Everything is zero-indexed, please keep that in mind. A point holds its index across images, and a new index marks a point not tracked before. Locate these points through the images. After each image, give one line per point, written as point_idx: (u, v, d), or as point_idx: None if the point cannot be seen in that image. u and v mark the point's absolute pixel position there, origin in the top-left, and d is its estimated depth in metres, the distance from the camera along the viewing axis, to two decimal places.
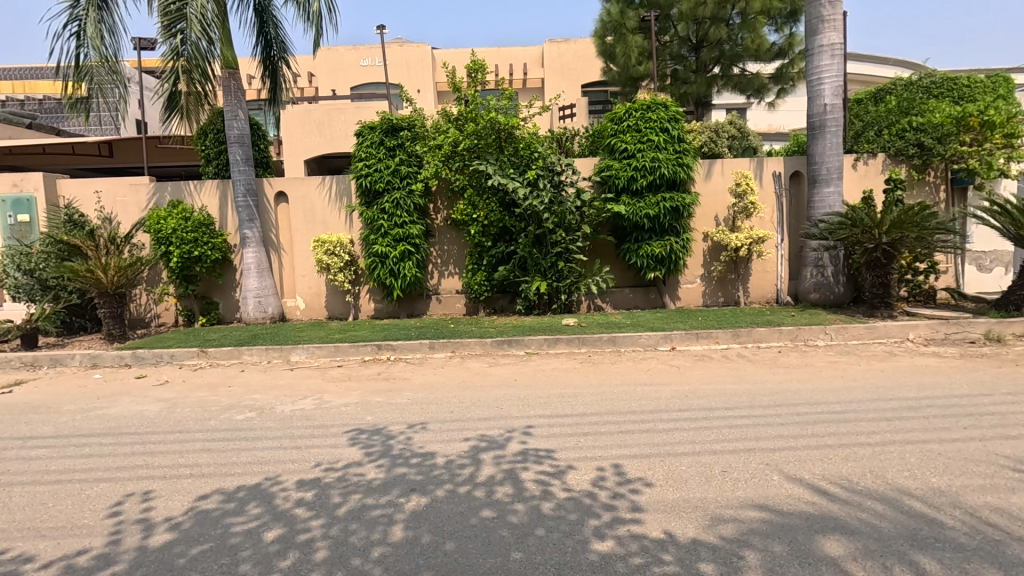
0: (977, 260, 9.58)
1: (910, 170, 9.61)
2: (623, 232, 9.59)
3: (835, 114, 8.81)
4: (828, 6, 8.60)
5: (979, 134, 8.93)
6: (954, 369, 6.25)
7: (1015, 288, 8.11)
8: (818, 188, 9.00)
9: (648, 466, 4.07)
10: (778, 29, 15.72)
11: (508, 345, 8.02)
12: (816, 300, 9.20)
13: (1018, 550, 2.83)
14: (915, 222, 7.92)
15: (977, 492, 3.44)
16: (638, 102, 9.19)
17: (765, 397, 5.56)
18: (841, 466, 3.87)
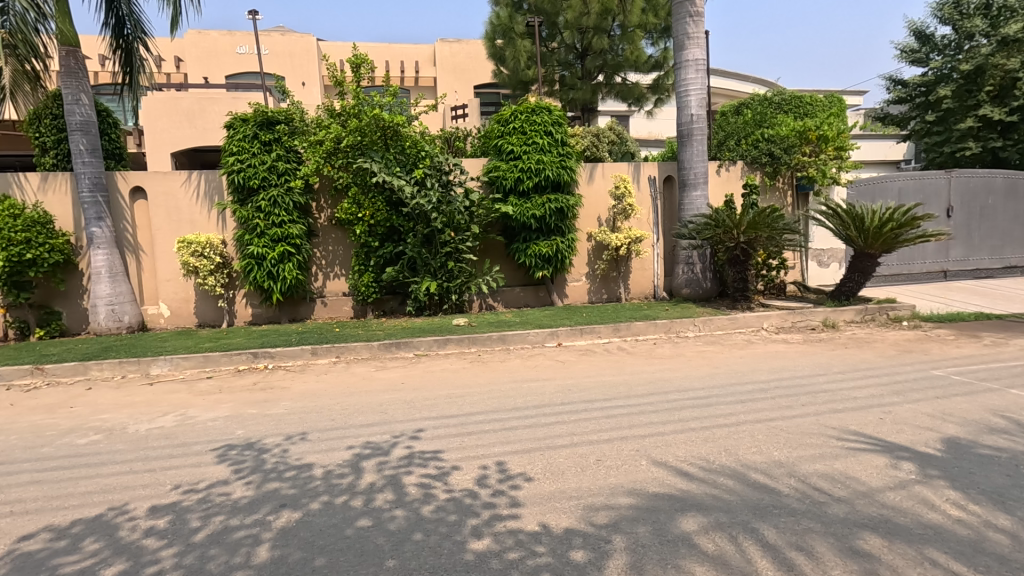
0: (818, 256, 10.84)
1: (763, 176, 10.70)
2: (511, 232, 9.78)
3: (701, 124, 9.63)
4: (692, 24, 9.37)
5: (817, 147, 10.20)
6: (798, 354, 7.07)
7: (845, 281, 9.36)
8: (687, 192, 9.75)
9: (529, 460, 4.17)
10: (654, 42, 16.84)
11: (397, 347, 7.84)
12: (687, 294, 10.01)
13: (838, 509, 3.24)
14: (767, 223, 8.80)
15: (809, 461, 3.91)
16: (523, 105, 9.43)
17: (640, 387, 5.93)
18: (700, 447, 4.22)
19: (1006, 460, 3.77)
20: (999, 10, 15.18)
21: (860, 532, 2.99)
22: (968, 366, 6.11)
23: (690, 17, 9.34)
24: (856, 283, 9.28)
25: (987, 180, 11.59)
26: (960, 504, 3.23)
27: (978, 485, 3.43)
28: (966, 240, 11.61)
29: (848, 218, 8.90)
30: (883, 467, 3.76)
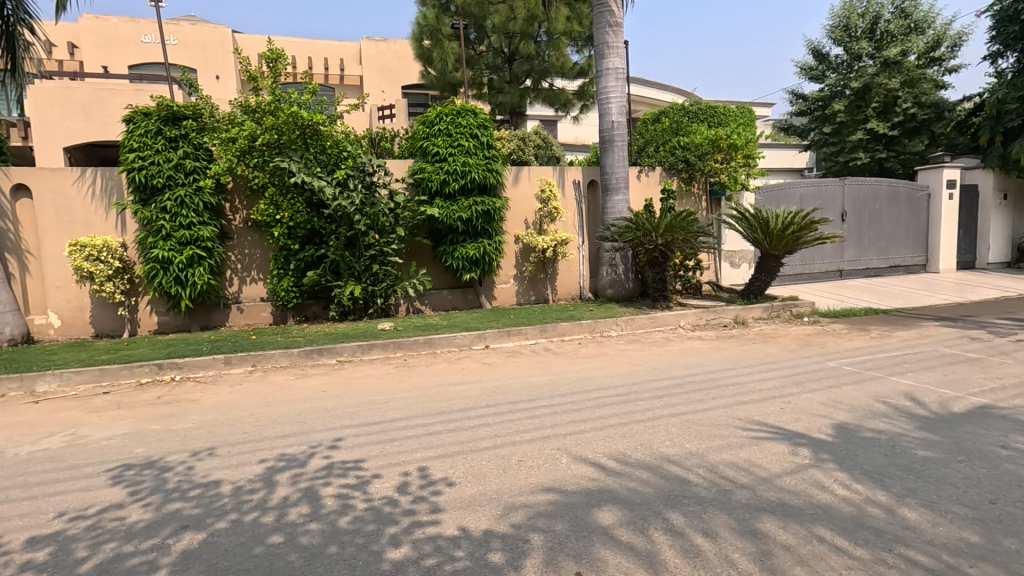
0: (730, 257, 11.51)
1: (680, 182, 11.24)
2: (438, 234, 9.70)
3: (621, 130, 9.98)
4: (612, 34, 9.70)
5: (728, 155, 10.85)
6: (711, 350, 7.48)
7: (754, 280, 10.00)
8: (610, 196, 10.07)
9: (452, 464, 4.14)
10: (579, 50, 17.29)
11: (319, 354, 7.55)
12: (611, 295, 10.34)
13: (741, 495, 3.44)
14: (682, 227, 9.24)
15: (717, 451, 4.13)
16: (448, 107, 9.39)
17: (563, 386, 6.05)
18: (618, 443, 4.35)
19: (886, 442, 4.15)
20: (881, 34, 16.80)
21: (759, 515, 3.19)
22: (857, 357, 6.70)
23: (610, 27, 9.67)
24: (763, 283, 9.94)
25: (874, 187, 12.76)
26: (846, 484, 3.52)
27: (861, 466, 3.76)
28: (857, 242, 12.74)
29: (755, 221, 9.52)
30: (782, 454, 4.03)
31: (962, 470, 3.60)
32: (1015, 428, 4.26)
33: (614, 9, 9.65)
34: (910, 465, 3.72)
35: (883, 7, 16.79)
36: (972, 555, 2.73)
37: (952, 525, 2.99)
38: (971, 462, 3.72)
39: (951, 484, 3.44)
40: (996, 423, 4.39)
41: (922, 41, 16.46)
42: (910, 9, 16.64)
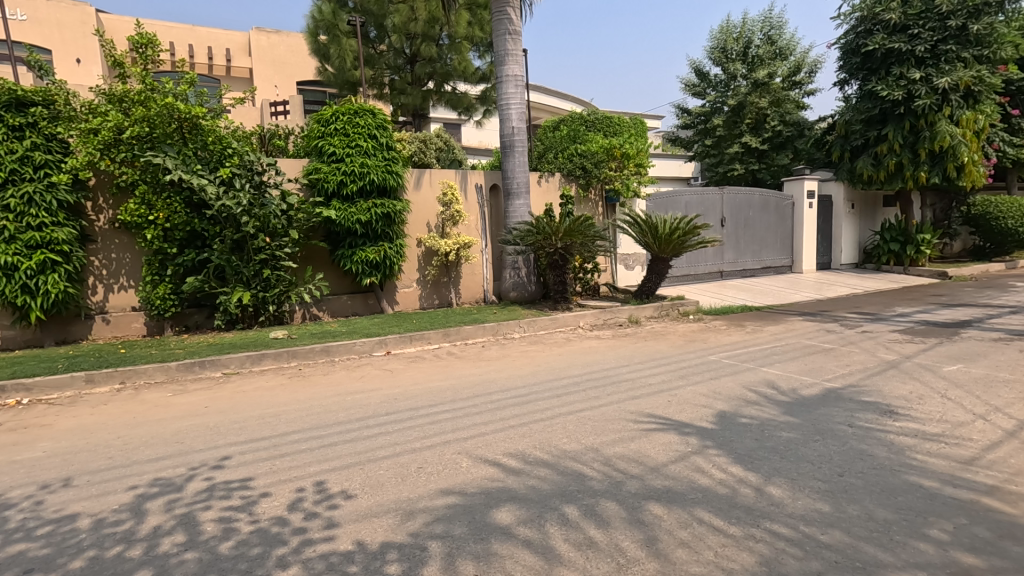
0: (625, 260, 12.15)
1: (578, 188, 11.70)
2: (336, 237, 9.32)
3: (521, 136, 10.17)
4: (511, 42, 9.92)
5: (621, 163, 11.47)
6: (607, 348, 7.84)
7: (646, 281, 10.62)
8: (511, 200, 10.23)
9: (348, 476, 3.98)
10: (481, 55, 17.38)
11: (200, 367, 6.93)
12: (514, 297, 10.51)
13: (631, 485, 3.63)
14: (580, 231, 9.58)
15: (611, 444, 4.33)
16: (345, 106, 9.06)
17: (466, 390, 6.04)
18: (518, 443, 4.41)
19: (757, 427, 4.57)
20: (752, 58, 18.54)
21: (646, 503, 3.38)
22: (734, 351, 7.33)
23: (509, 35, 9.88)
24: (654, 284, 10.59)
25: (748, 196, 14.05)
26: (723, 468, 3.82)
27: (736, 450, 4.11)
28: (735, 245, 13.97)
29: (646, 226, 10.12)
30: (669, 443, 4.30)
31: (817, 448, 4.05)
32: (859, 408, 4.87)
33: (512, 17, 9.87)
34: (776, 447, 4.12)
35: (753, 34, 18.65)
36: (824, 523, 3.07)
37: (809, 497, 3.35)
38: (824, 440, 4.20)
39: (808, 461, 3.85)
40: (845, 404, 5.00)
41: (785, 66, 18.31)
42: (775, 37, 18.50)
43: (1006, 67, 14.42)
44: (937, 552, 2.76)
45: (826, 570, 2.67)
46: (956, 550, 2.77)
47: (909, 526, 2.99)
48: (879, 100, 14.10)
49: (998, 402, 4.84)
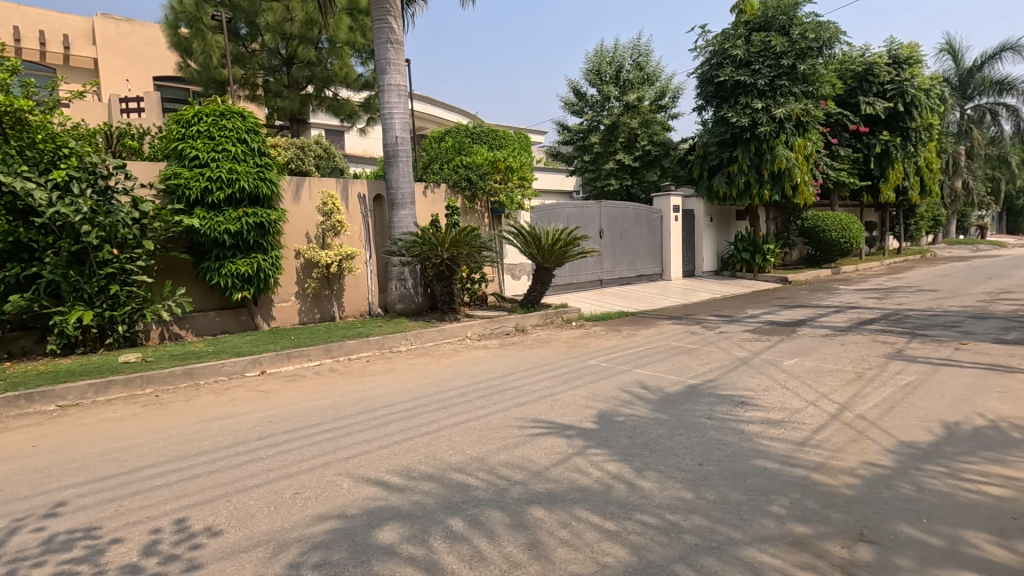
0: (511, 270, 12.45)
1: (464, 199, 11.81)
2: (200, 249, 8.52)
3: (405, 146, 10.05)
4: (392, 51, 9.82)
5: (505, 176, 11.78)
6: (494, 358, 7.95)
7: (532, 290, 10.96)
8: (396, 210, 10.05)
9: (213, 510, 3.64)
10: (363, 62, 16.96)
11: (29, 400, 5.96)
12: (401, 309, 10.30)
13: (514, 491, 3.70)
14: (466, 242, 9.63)
15: (496, 452, 4.38)
16: (209, 107, 8.37)
17: (348, 407, 5.79)
18: (403, 458, 4.32)
19: (630, 425, 4.89)
20: (624, 81, 19.98)
21: (529, 507, 3.46)
22: (611, 355, 7.79)
23: (390, 44, 9.77)
24: (539, 293, 10.96)
25: (623, 210, 15.07)
26: (601, 466, 4.03)
27: (612, 448, 4.35)
28: (612, 255, 14.89)
29: (530, 237, 10.46)
30: (551, 447, 4.45)
31: (682, 441, 4.42)
32: (717, 402, 5.40)
33: (394, 26, 9.77)
34: (646, 442, 4.44)
35: (624, 60, 20.16)
36: (686, 510, 3.36)
37: (674, 487, 3.65)
38: (687, 433, 4.60)
39: (673, 453, 4.20)
40: (705, 399, 5.52)
41: (652, 90, 19.90)
42: (643, 64, 20.09)
43: (826, 103, 16.91)
44: (777, 525, 3.13)
45: (687, 552, 2.92)
46: (791, 522, 3.16)
47: (755, 505, 3.36)
48: (730, 125, 15.87)
49: (824, 389, 5.61)
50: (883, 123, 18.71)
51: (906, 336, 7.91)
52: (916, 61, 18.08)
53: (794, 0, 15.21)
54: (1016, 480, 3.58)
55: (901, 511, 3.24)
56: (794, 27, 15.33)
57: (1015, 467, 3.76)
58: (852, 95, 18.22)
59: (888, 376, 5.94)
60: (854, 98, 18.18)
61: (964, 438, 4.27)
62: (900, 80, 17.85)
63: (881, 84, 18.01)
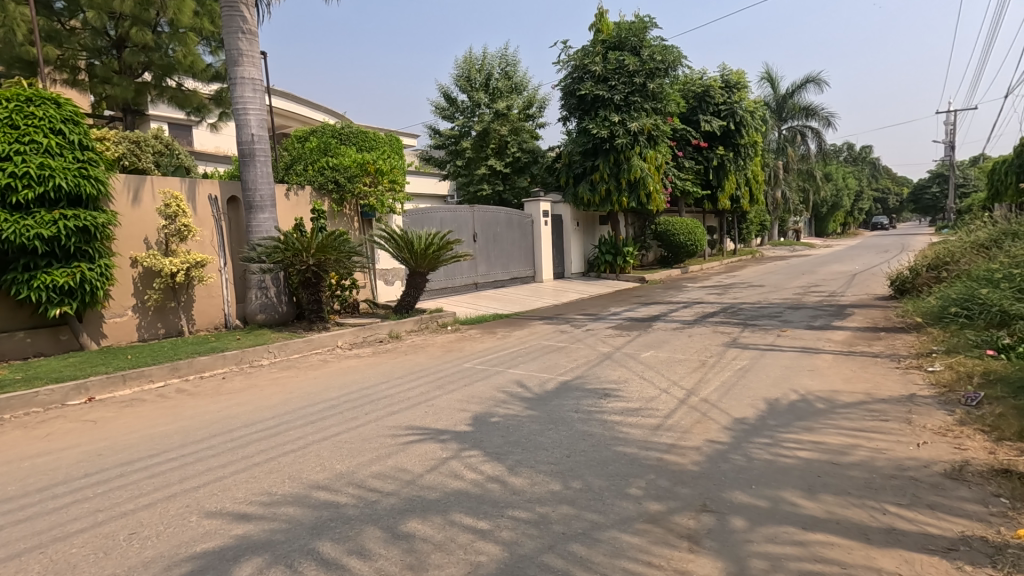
0: (384, 276, 12.16)
1: (331, 203, 11.30)
2: (2, 258, 7.17)
3: (262, 145, 9.35)
4: (245, 41, 9.10)
5: (376, 178, 11.44)
6: (367, 367, 7.67)
7: (405, 295, 10.78)
8: (253, 214, 9.30)
9: (22, 566, 3.07)
10: (213, 52, 15.53)
11: None
12: (262, 320, 9.54)
13: (387, 502, 3.60)
14: (334, 247, 9.17)
15: (367, 464, 4.23)
16: (10, 91, 7.10)
17: (200, 430, 5.23)
18: (262, 482, 4.00)
19: (504, 424, 5.01)
20: (493, 89, 20.46)
21: (403, 518, 3.39)
22: (486, 356, 7.91)
23: (242, 34, 9.04)
24: (413, 298, 10.81)
25: (495, 214, 15.40)
26: (474, 468, 4.07)
27: (486, 449, 4.41)
28: (486, 259, 15.16)
29: (402, 242, 10.27)
30: (426, 453, 4.40)
31: (552, 436, 4.61)
32: (584, 396, 5.73)
33: (246, 16, 9.08)
34: (518, 440, 4.57)
35: (492, 69, 20.65)
36: (556, 501, 3.51)
37: (544, 480, 3.80)
38: (557, 427, 4.82)
39: (544, 448, 4.37)
40: (573, 393, 5.82)
41: (520, 99, 20.54)
42: (511, 73, 20.69)
43: (672, 119, 18.70)
44: (634, 506, 3.40)
45: (555, 542, 3.05)
46: (647, 501, 3.44)
47: (616, 490, 3.61)
48: (591, 136, 16.95)
49: (675, 377, 6.21)
50: (719, 139, 21.17)
51: (740, 326, 9.03)
52: (743, 87, 20.75)
53: (643, 24, 16.63)
54: (820, 444, 4.24)
55: (735, 480, 3.68)
56: (644, 48, 16.77)
57: (820, 432, 4.46)
58: (693, 113, 20.38)
59: (726, 362, 6.73)
60: (695, 116, 20.36)
61: (783, 411, 4.99)
62: (730, 101, 20.33)
63: (716, 105, 20.38)
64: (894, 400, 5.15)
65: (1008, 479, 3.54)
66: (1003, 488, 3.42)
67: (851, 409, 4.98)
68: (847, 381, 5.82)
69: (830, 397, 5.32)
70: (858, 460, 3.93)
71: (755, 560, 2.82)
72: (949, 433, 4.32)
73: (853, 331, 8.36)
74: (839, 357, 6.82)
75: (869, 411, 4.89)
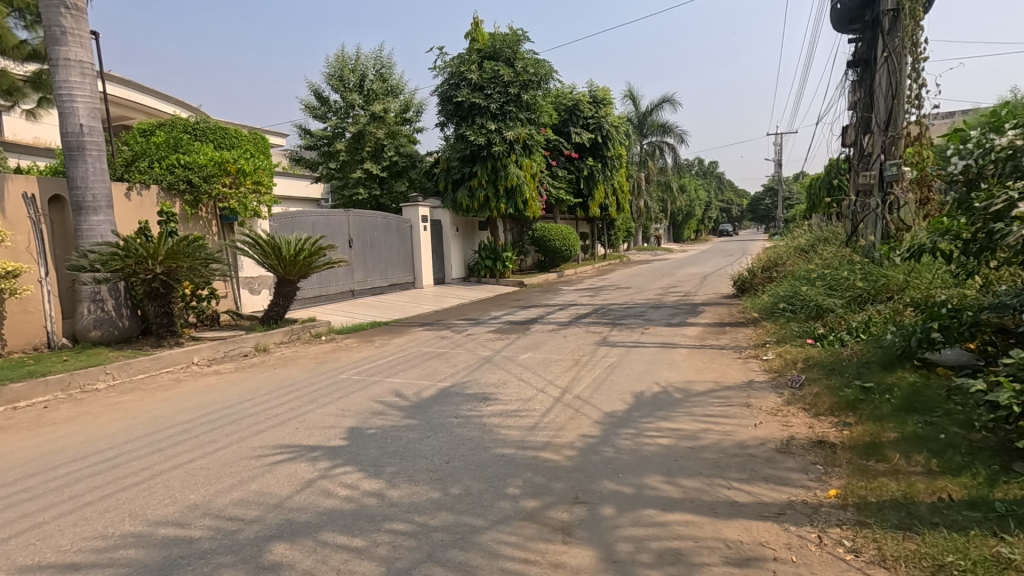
0: (249, 284, 11.25)
1: (184, 205, 10.15)
2: None
3: (94, 137, 8.19)
4: (69, 17, 7.93)
5: (237, 179, 10.47)
6: (229, 384, 7.02)
7: (273, 305, 10.05)
8: (84, 216, 8.11)
9: None
10: (28, 27, 13.11)
11: None
12: (98, 337, 8.31)
13: (249, 531, 3.31)
14: (187, 253, 8.25)
15: (226, 491, 3.87)
16: None
17: (11, 470, 4.42)
18: (96, 523, 3.48)
19: (381, 435, 4.86)
20: (367, 91, 19.85)
21: (268, 545, 3.14)
22: (363, 366, 7.63)
23: (64, 9, 7.86)
24: (282, 307, 10.10)
25: (372, 219, 14.92)
26: (349, 484, 3.89)
27: (361, 463, 4.24)
28: (362, 265, 14.63)
29: (268, 247, 9.56)
30: (295, 473, 4.12)
31: (431, 443, 4.57)
32: (463, 400, 5.75)
33: None
34: (396, 450, 4.46)
35: (367, 69, 20.05)
36: (434, 509, 3.47)
37: (422, 489, 3.75)
38: (436, 434, 4.78)
39: (423, 456, 4.31)
40: (453, 399, 5.81)
41: (396, 103, 20.15)
42: (387, 75, 20.23)
43: (546, 130, 19.47)
44: (512, 505, 3.47)
45: (434, 550, 3.02)
46: (524, 499, 3.54)
47: (494, 491, 3.67)
48: (469, 143, 17.12)
49: (550, 377, 6.46)
50: (589, 151, 22.50)
51: (609, 326, 9.64)
52: (609, 103, 22.21)
53: (516, 37, 17.19)
54: (677, 431, 4.67)
55: (604, 471, 3.92)
56: (517, 60, 17.30)
57: (677, 420, 4.90)
58: (565, 125, 21.46)
59: (597, 360, 7.15)
60: (566, 128, 21.45)
61: (647, 403, 5.41)
62: (598, 116, 21.71)
63: (585, 118, 21.65)
64: (737, 387, 5.83)
65: (822, 448, 4.16)
66: (819, 457, 4.01)
67: (703, 397, 5.54)
68: (699, 372, 6.47)
69: (685, 387, 5.87)
70: (707, 443, 4.38)
71: (622, 544, 3.02)
72: (779, 413, 4.98)
73: (704, 326, 9.32)
74: (693, 351, 7.56)
75: (717, 398, 5.47)
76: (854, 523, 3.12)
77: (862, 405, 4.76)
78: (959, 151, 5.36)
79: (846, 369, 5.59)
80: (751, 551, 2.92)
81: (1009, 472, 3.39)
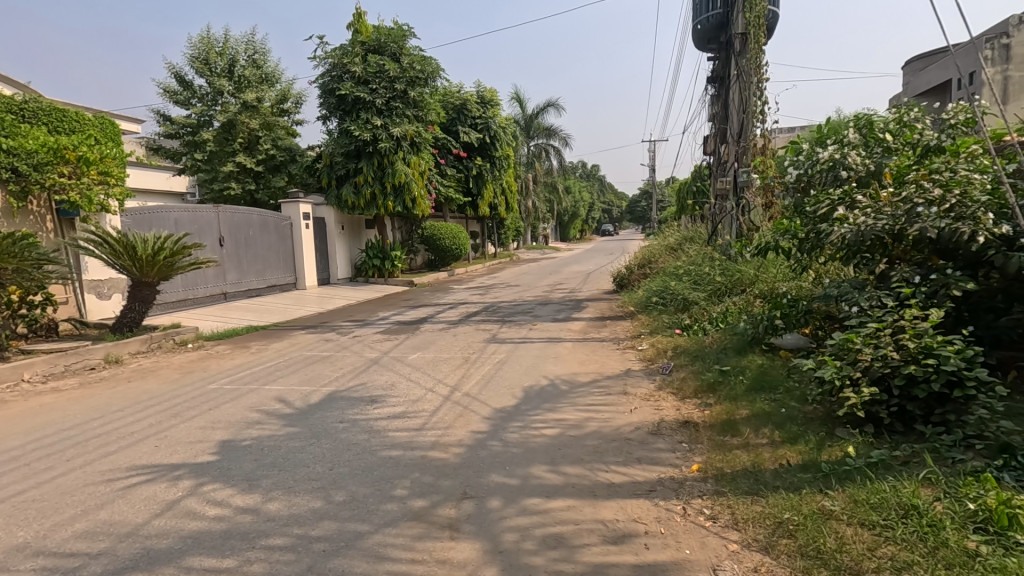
0: (95, 288, 9.93)
1: (8, 197, 8.71)
2: None
3: None
4: None
5: (78, 168, 9.16)
6: (71, 402, 6.13)
7: (127, 312, 8.94)
8: None
9: None
10: None
11: None
12: None
13: (96, 565, 2.94)
14: (12, 252, 7.03)
15: (66, 524, 3.38)
16: None
17: None
18: None
19: (257, 446, 4.54)
20: (238, 77, 18.39)
21: None
22: (236, 374, 7.06)
23: None
24: (139, 313, 9.03)
25: (246, 215, 13.82)
26: (219, 502, 3.59)
27: (233, 478, 3.93)
28: (236, 265, 13.52)
29: (119, 245, 8.48)
30: (153, 495, 3.72)
31: (313, 451, 4.35)
32: (348, 404, 5.54)
33: None
34: (274, 461, 4.20)
35: (237, 54, 18.54)
36: (315, 518, 3.32)
37: (302, 499, 3.56)
38: (318, 441, 4.56)
39: (303, 465, 4.09)
40: (338, 404, 5.58)
41: (272, 92, 18.82)
42: (260, 62, 18.87)
43: (434, 129, 19.27)
44: (399, 506, 3.42)
45: (315, 561, 2.89)
46: (410, 500, 3.50)
47: (380, 494, 3.58)
48: (353, 138, 16.50)
49: (440, 376, 6.43)
50: (477, 150, 22.68)
51: (499, 323, 9.81)
52: (496, 104, 22.49)
53: (402, 32, 16.79)
54: (561, 421, 4.87)
55: (491, 464, 3.99)
56: (403, 55, 16.91)
57: (562, 411, 5.12)
58: (452, 124, 21.42)
59: (487, 357, 7.24)
60: (454, 127, 21.44)
61: (533, 396, 5.58)
62: (486, 117, 21.91)
63: (473, 118, 21.76)
64: (616, 376, 6.22)
65: (687, 428, 4.57)
66: (685, 436, 4.41)
67: (585, 388, 5.84)
68: (581, 364, 6.81)
69: (570, 380, 6.14)
70: (589, 430, 4.62)
71: (507, 534, 3.10)
72: (652, 398, 5.38)
73: (587, 321, 9.81)
74: (577, 345, 7.93)
75: (598, 388, 5.80)
76: (712, 492, 3.47)
77: (721, 387, 5.29)
78: (794, 162, 6.15)
79: (708, 355, 6.20)
80: (625, 528, 3.14)
81: (832, 438, 3.95)
